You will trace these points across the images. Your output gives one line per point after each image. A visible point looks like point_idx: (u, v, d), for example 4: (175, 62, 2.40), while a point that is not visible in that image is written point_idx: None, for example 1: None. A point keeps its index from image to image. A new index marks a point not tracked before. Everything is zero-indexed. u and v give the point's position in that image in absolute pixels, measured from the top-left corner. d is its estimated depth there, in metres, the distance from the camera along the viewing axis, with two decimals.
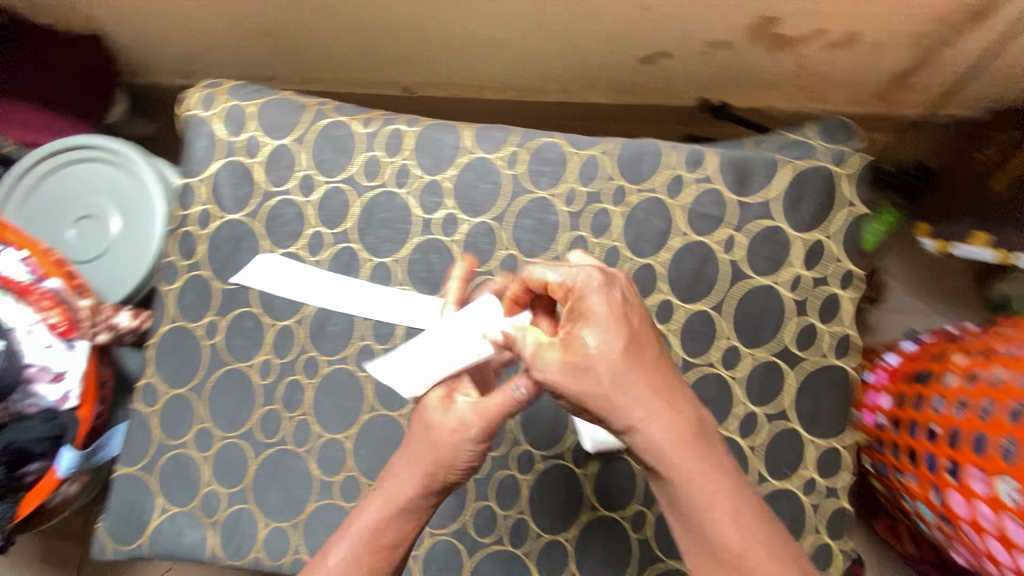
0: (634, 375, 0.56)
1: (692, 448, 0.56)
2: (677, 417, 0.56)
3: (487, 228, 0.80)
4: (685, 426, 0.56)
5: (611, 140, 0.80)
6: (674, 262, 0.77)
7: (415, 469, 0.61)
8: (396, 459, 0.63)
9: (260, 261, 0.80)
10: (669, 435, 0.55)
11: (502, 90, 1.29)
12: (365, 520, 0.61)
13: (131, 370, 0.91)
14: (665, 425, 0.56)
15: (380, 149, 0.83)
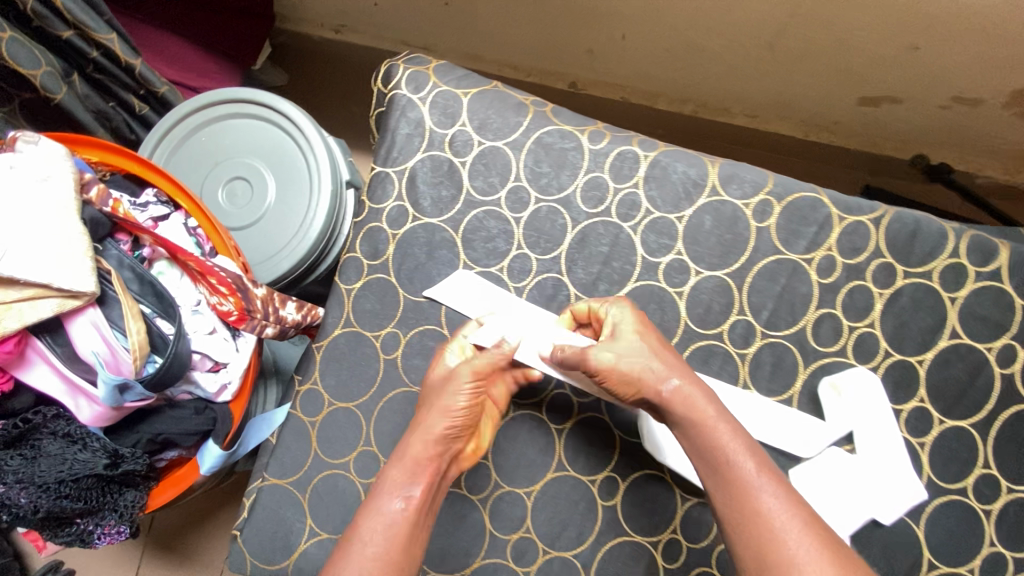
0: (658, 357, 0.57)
1: (729, 427, 0.53)
2: (706, 401, 0.54)
3: (721, 286, 0.68)
4: (703, 402, 0.54)
5: (883, 207, 0.68)
6: (937, 366, 0.66)
7: (421, 444, 0.57)
8: (406, 443, 0.57)
9: (458, 279, 0.71)
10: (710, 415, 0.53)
11: (679, 102, 1.14)
12: (384, 506, 0.53)
13: (286, 361, 0.90)
14: (704, 406, 0.54)
15: (607, 171, 0.71)
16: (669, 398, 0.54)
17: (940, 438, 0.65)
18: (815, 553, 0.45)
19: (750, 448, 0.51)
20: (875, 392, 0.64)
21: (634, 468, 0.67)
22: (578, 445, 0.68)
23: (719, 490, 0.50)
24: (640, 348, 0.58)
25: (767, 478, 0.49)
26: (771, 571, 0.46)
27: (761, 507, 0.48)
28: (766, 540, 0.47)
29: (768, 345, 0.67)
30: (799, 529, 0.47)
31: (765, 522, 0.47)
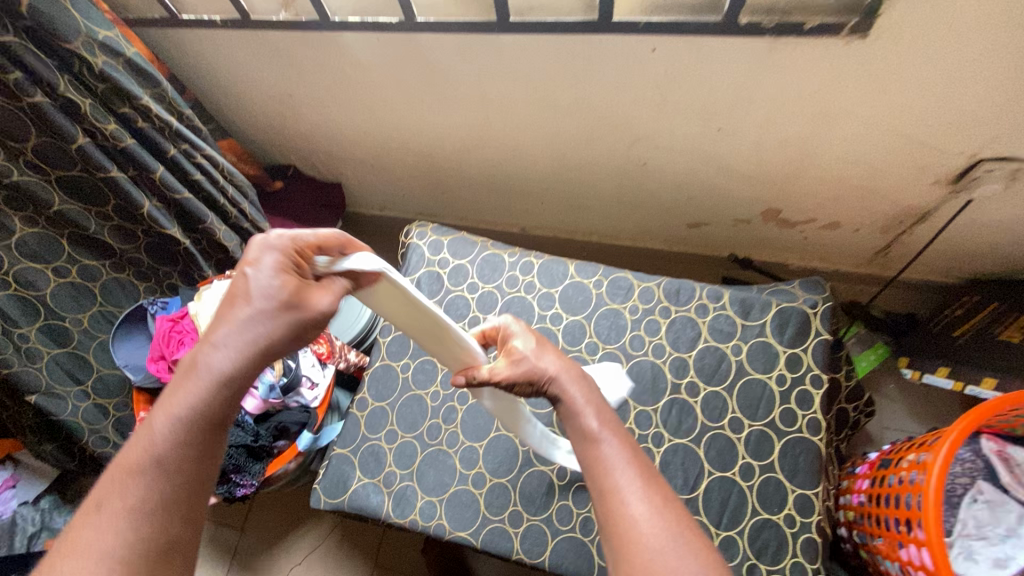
0: (548, 361, 0.89)
1: (606, 421, 0.82)
2: (581, 389, 0.86)
3: (580, 323, 1.28)
4: (574, 385, 0.87)
5: (661, 277, 1.29)
6: (699, 357, 1.20)
7: (220, 368, 0.65)
8: (205, 369, 0.65)
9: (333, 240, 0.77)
10: (581, 407, 0.83)
11: (588, 234, 1.82)
12: (166, 422, 0.63)
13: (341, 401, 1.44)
14: (577, 394, 0.85)
15: (518, 271, 1.36)
16: (554, 383, 0.87)
17: (706, 397, 1.17)
18: (639, 485, 0.73)
19: (601, 419, 0.81)
20: (659, 372, 1.21)
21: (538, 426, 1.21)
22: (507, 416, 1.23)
23: (592, 476, 0.76)
24: (531, 362, 0.89)
25: (616, 442, 0.78)
26: (606, 493, 0.73)
27: (601, 455, 0.77)
28: (601, 471, 0.75)
29: (606, 353, 1.24)
30: (627, 475, 0.74)
31: (602, 463, 0.76)
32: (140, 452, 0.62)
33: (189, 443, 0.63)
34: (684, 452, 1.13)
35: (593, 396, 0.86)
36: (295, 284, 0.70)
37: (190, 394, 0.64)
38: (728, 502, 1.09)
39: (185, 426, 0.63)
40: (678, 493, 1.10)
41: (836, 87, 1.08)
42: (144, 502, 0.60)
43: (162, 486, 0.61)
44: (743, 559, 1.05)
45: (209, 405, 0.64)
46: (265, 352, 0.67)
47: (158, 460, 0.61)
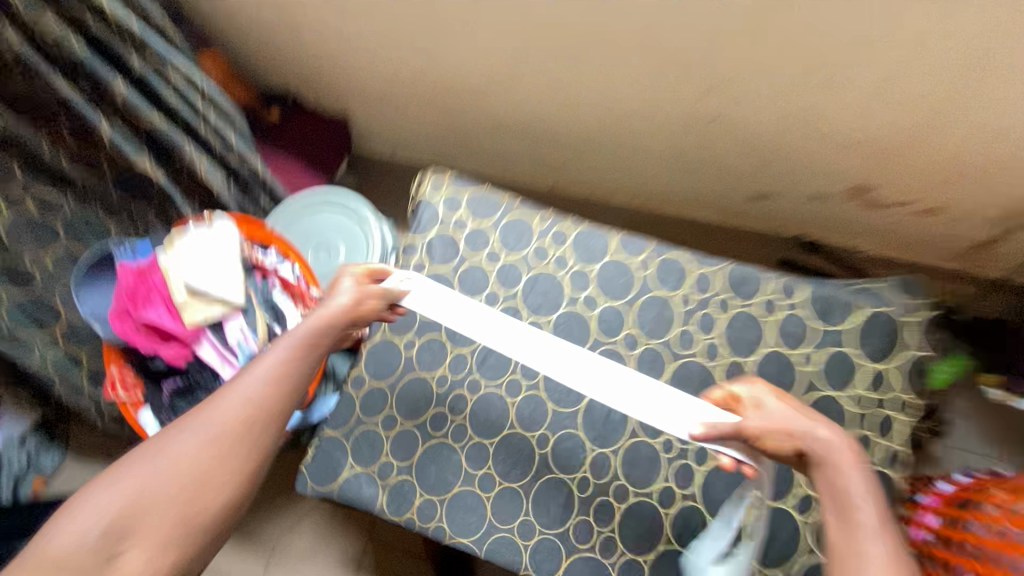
0: (811, 426, 0.80)
1: (876, 508, 0.71)
2: (863, 467, 0.76)
3: (618, 311, 1.08)
4: (842, 459, 0.76)
5: (722, 263, 1.07)
6: (759, 364, 1.00)
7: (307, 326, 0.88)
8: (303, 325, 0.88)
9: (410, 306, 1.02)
10: (842, 483, 0.74)
11: (628, 198, 1.57)
12: (282, 347, 0.84)
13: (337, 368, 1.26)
14: (836, 456, 0.77)
15: (548, 240, 1.14)
16: (816, 448, 0.79)
17: None
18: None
19: (877, 506, 0.72)
20: (709, 378, 1.01)
21: (560, 427, 1.03)
22: (524, 411, 1.05)
23: (845, 560, 0.68)
24: (785, 417, 0.82)
25: (881, 534, 0.69)
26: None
27: (854, 539, 0.69)
28: (852, 561, 0.67)
29: (648, 349, 1.04)
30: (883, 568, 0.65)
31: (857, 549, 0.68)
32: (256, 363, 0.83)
33: (284, 373, 0.82)
34: (731, 475, 0.96)
35: (871, 483, 0.74)
36: (373, 294, 0.97)
37: (302, 330, 0.87)
38: (776, 536, 0.94)
39: (295, 358, 0.84)
40: (719, 522, 0.94)
41: (1004, 31, 0.80)
42: (265, 387, 0.80)
43: (266, 388, 0.79)
44: None
45: (306, 340, 0.87)
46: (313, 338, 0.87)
47: (259, 398, 0.79)
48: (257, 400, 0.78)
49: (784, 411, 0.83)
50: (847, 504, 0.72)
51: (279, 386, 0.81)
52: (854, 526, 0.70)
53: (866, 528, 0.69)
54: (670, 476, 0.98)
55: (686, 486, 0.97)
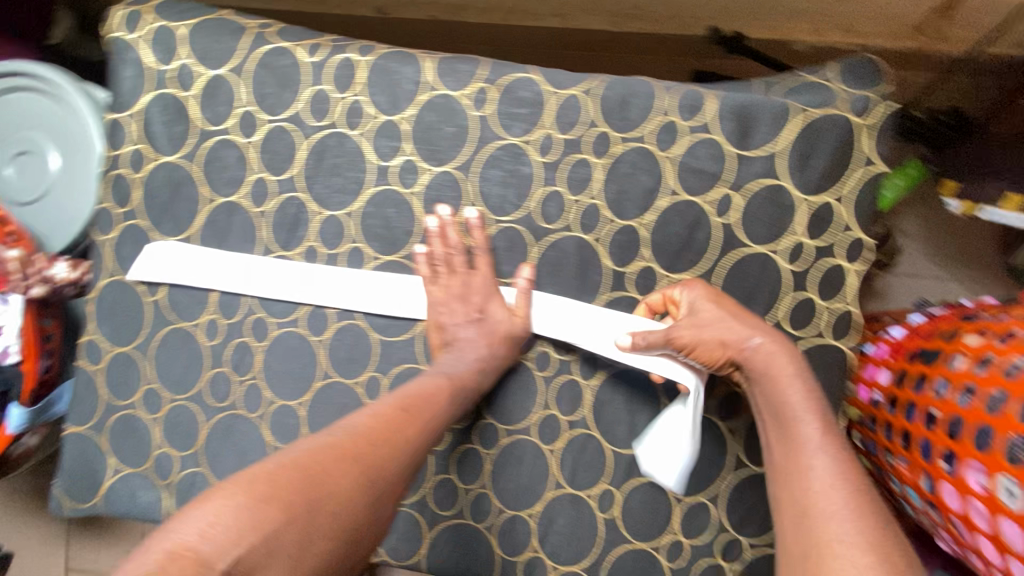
0: (745, 330, 0.61)
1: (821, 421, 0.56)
2: (786, 357, 0.59)
3: (451, 178, 0.70)
4: (787, 365, 0.59)
5: (595, 77, 0.69)
6: (659, 225, 0.68)
7: (406, 393, 0.62)
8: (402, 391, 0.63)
9: (189, 285, 0.72)
10: (786, 398, 0.57)
11: (486, 12, 1.12)
12: (346, 425, 0.58)
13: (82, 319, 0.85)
14: (761, 352, 0.60)
15: (329, 83, 0.71)
16: (754, 358, 0.60)
17: None
18: (859, 509, 0.50)
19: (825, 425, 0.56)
20: (591, 258, 0.69)
21: (393, 365, 0.70)
22: (338, 351, 0.71)
23: (776, 488, 0.56)
24: (716, 321, 0.62)
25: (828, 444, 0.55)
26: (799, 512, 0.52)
27: (796, 456, 0.55)
28: (793, 481, 0.54)
29: (502, 231, 0.69)
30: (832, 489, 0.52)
31: (803, 467, 0.54)
32: (313, 454, 0.54)
33: (360, 458, 0.55)
34: (631, 382, 0.69)
35: (807, 382, 0.58)
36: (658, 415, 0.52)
37: (390, 402, 0.61)
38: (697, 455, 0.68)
39: (376, 436, 0.57)
40: (621, 448, 0.69)
41: None
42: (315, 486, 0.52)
43: (335, 477, 0.53)
44: (717, 532, 0.67)
45: (416, 416, 0.60)
46: (414, 406, 0.61)
47: (308, 468, 0.53)
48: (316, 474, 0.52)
49: (709, 309, 0.62)
50: (796, 429, 0.56)
51: (359, 467, 0.55)
52: (804, 449, 0.55)
53: (814, 445, 0.55)
54: (553, 402, 0.70)
55: (573, 410, 0.70)
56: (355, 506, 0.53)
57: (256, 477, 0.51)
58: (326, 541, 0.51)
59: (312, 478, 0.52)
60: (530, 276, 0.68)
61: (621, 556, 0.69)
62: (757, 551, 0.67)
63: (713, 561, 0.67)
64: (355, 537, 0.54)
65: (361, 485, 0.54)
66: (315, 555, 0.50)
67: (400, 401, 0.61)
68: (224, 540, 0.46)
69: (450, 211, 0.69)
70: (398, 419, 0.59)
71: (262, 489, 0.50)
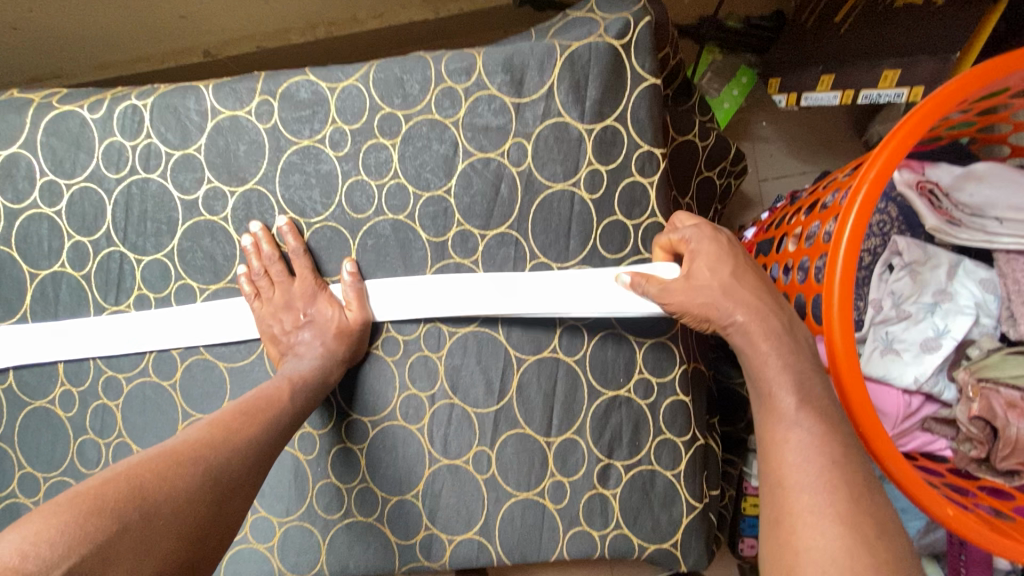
0: (728, 306, 0.57)
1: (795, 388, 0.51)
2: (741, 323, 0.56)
3: (257, 194, 0.71)
4: (760, 345, 0.55)
5: (367, 63, 0.70)
6: (463, 187, 0.70)
7: (246, 399, 0.63)
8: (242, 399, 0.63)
9: (35, 359, 0.72)
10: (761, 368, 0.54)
11: (309, 29, 1.13)
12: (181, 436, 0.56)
13: None
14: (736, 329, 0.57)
15: (118, 134, 0.72)
16: (734, 336, 0.57)
17: (488, 250, 0.70)
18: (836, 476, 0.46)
19: (806, 393, 0.51)
20: (408, 236, 0.71)
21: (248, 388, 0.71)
22: (193, 389, 0.72)
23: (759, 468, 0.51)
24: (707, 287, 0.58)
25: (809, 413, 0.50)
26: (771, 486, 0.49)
27: (774, 426, 0.51)
28: (768, 455, 0.51)
29: (317, 232, 0.71)
30: (808, 459, 0.48)
31: (771, 438, 0.50)
32: (145, 463, 0.51)
33: (199, 456, 0.54)
34: (477, 344, 0.71)
35: (793, 357, 0.54)
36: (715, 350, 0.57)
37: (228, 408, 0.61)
38: (555, 396, 0.70)
39: (215, 439, 0.56)
40: (482, 409, 0.71)
41: None
42: (152, 490, 0.48)
43: (174, 480, 0.50)
44: (592, 463, 0.70)
45: (256, 416, 0.60)
46: (256, 407, 0.61)
47: (137, 474, 0.49)
48: (151, 477, 0.49)
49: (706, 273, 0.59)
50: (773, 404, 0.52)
51: (201, 466, 0.53)
52: (782, 425, 0.50)
53: (788, 419, 0.50)
54: (410, 382, 0.71)
55: (430, 384, 0.71)
56: (201, 502, 0.51)
57: (81, 495, 0.46)
58: (173, 539, 0.47)
59: (148, 479, 0.49)
60: (353, 269, 0.69)
61: (510, 510, 0.71)
62: (632, 472, 0.70)
63: (596, 491, 0.70)
64: (208, 532, 0.51)
65: (206, 478, 0.53)
66: (160, 556, 0.46)
67: (246, 407, 0.61)
68: (48, 556, 0.41)
69: (261, 226, 0.70)
70: (236, 420, 0.59)
71: (87, 503, 0.45)
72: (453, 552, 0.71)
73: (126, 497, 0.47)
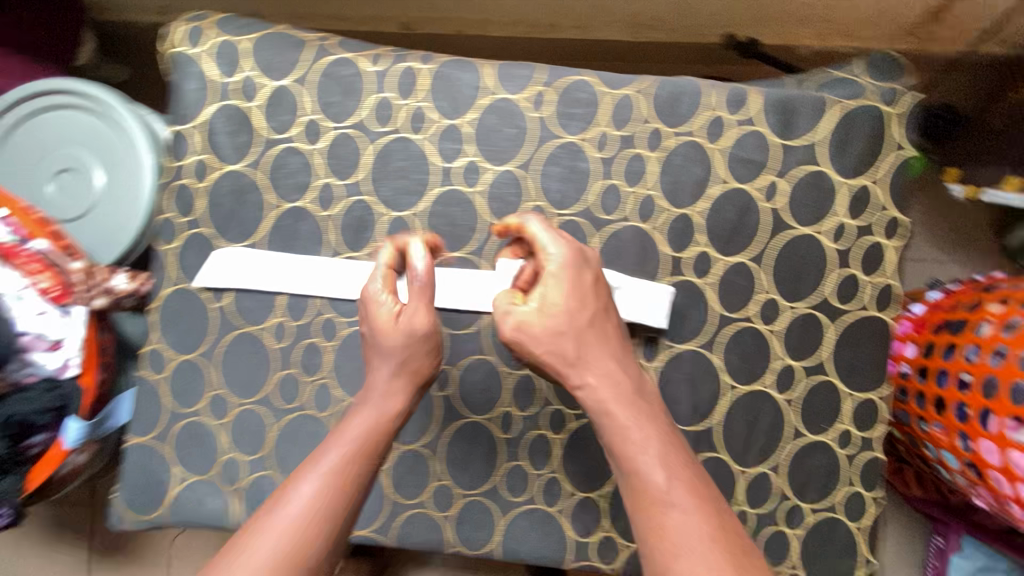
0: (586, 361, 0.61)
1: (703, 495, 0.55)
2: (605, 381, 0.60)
3: (512, 177, 0.74)
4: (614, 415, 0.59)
5: (646, 77, 0.74)
6: (713, 212, 0.72)
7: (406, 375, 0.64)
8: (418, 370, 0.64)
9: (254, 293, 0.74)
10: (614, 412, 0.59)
11: (510, 25, 1.17)
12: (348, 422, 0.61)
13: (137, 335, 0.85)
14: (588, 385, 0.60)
15: (392, 91, 0.75)
16: (587, 396, 0.61)
17: (723, 275, 0.72)
18: (708, 558, 0.51)
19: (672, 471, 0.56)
20: (649, 245, 0.72)
21: (463, 356, 0.74)
22: None
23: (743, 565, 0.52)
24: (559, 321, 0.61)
25: (675, 495, 0.54)
26: (641, 499, 0.56)
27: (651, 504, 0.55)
28: (650, 515, 0.55)
29: (563, 224, 0.73)
30: (674, 522, 0.53)
31: (643, 485, 0.56)
32: (315, 457, 0.58)
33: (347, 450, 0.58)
34: (693, 364, 0.72)
35: (654, 448, 0.57)
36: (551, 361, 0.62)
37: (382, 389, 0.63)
38: (758, 427, 0.72)
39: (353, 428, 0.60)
40: (686, 426, 0.72)
41: None
42: (306, 489, 0.56)
43: (328, 478, 0.57)
44: (780, 500, 0.72)
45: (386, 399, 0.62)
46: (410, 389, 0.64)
47: (298, 470, 0.58)
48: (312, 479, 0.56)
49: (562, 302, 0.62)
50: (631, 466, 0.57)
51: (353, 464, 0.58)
52: (686, 509, 0.54)
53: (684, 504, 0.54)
54: None
55: None
56: (336, 498, 0.56)
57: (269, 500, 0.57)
58: (321, 534, 0.54)
59: (297, 478, 0.57)
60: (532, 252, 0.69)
61: None
62: (817, 517, 0.72)
63: (778, 529, 0.71)
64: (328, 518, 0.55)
65: (325, 470, 0.57)
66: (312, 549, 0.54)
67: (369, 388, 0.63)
68: (228, 556, 0.53)
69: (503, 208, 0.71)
70: (355, 406, 0.63)
71: (267, 505, 0.56)
72: (626, 560, 0.72)
73: (282, 496, 0.56)
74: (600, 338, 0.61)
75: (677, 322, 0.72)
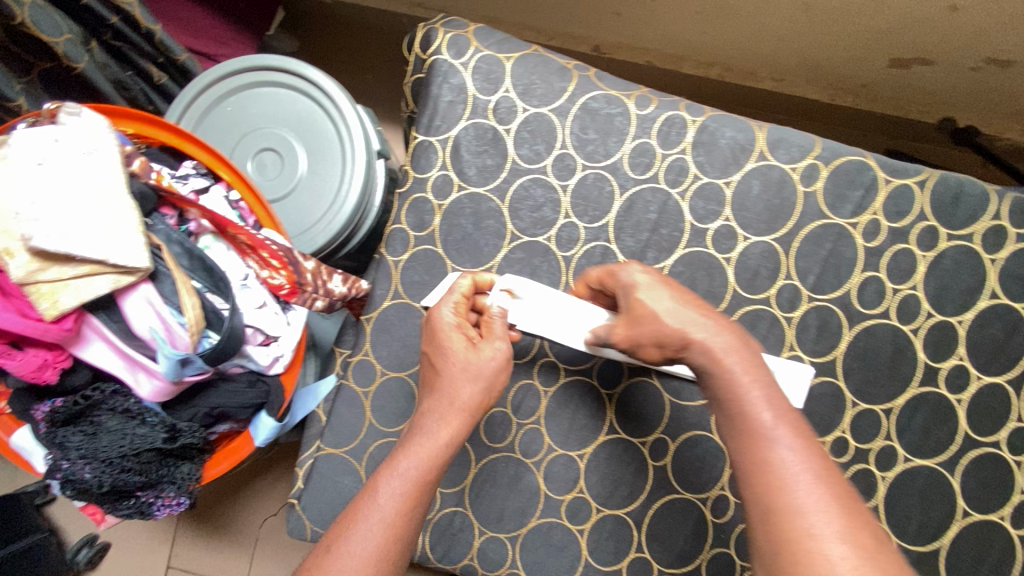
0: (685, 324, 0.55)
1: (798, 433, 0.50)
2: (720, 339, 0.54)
3: (769, 250, 0.70)
4: (727, 364, 0.53)
5: (928, 170, 0.69)
6: (977, 326, 0.68)
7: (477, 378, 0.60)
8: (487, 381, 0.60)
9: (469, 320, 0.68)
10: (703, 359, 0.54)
11: (705, 66, 1.13)
12: (424, 430, 0.58)
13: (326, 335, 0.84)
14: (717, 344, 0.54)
15: (654, 138, 0.71)
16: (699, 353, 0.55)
17: (977, 394, 0.68)
18: (823, 503, 0.45)
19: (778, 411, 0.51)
20: (903, 348, 0.68)
21: (683, 429, 0.69)
22: (630, 408, 0.69)
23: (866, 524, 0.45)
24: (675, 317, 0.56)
25: (785, 432, 0.49)
26: (743, 433, 0.50)
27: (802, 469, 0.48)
28: (763, 448, 0.49)
29: (814, 309, 0.69)
30: (803, 476, 0.46)
31: (755, 423, 0.50)
32: (397, 468, 0.56)
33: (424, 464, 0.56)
34: (928, 481, 0.67)
35: (774, 400, 0.52)
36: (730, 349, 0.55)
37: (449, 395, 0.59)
38: (990, 562, 0.66)
39: (430, 441, 0.57)
40: (909, 543, 0.67)
41: None
42: (391, 501, 0.54)
43: (392, 489, 0.54)
44: None
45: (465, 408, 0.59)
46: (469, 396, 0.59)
47: (385, 483, 0.55)
48: (392, 497, 0.54)
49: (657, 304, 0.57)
50: (751, 408, 0.51)
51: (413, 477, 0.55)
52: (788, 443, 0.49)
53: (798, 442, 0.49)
54: None
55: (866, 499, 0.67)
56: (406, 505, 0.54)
57: (354, 507, 0.55)
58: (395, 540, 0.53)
59: (378, 488, 0.55)
60: None
61: None
62: None
63: None
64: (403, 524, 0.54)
65: (400, 479, 0.55)
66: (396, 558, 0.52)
67: (437, 395, 0.59)
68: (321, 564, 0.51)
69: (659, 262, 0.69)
70: (430, 407, 0.59)
71: (355, 514, 0.54)
72: None
73: (369, 509, 0.54)
74: (723, 321, 0.56)
75: (919, 433, 0.68)
